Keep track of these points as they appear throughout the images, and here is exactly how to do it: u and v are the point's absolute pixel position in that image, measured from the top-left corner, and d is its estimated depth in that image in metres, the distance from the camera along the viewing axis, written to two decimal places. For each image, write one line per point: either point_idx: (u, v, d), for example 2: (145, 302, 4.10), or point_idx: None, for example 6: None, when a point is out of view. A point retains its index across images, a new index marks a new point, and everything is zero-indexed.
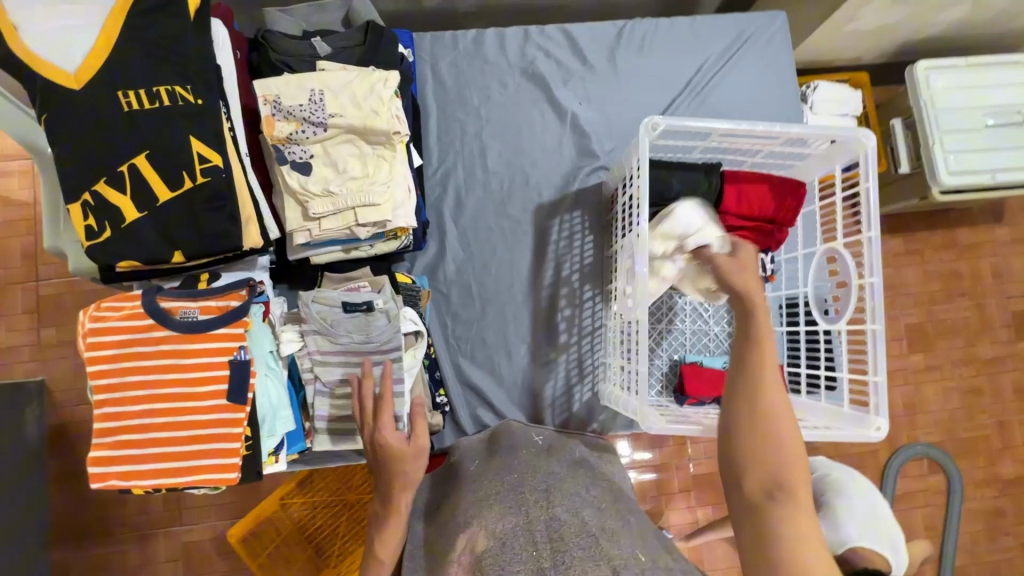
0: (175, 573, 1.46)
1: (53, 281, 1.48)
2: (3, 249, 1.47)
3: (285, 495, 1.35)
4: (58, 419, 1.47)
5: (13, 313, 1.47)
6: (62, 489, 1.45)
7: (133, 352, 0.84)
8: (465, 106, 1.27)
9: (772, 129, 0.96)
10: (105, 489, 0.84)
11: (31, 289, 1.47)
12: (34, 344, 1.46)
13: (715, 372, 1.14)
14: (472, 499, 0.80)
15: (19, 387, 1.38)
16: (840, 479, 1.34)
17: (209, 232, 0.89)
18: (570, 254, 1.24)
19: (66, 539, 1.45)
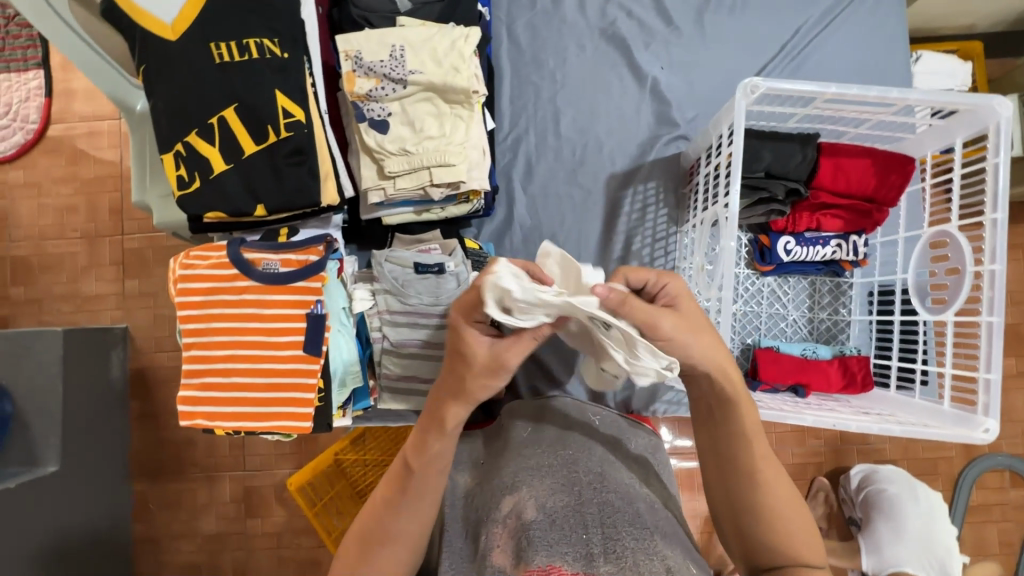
0: (236, 515, 1.54)
1: (136, 235, 1.56)
2: (94, 203, 1.57)
3: (340, 450, 1.38)
4: (138, 364, 1.57)
5: (101, 264, 1.57)
6: (141, 427, 1.57)
7: (218, 300, 0.87)
8: (540, 69, 1.22)
9: (886, 95, 0.86)
10: (192, 427, 0.88)
11: (118, 243, 1.56)
12: (118, 294, 1.56)
13: (793, 358, 1.08)
14: (510, 467, 0.71)
15: (107, 331, 1.49)
16: (899, 501, 1.28)
17: (290, 187, 0.91)
18: (643, 227, 1.19)
19: (144, 474, 1.56)
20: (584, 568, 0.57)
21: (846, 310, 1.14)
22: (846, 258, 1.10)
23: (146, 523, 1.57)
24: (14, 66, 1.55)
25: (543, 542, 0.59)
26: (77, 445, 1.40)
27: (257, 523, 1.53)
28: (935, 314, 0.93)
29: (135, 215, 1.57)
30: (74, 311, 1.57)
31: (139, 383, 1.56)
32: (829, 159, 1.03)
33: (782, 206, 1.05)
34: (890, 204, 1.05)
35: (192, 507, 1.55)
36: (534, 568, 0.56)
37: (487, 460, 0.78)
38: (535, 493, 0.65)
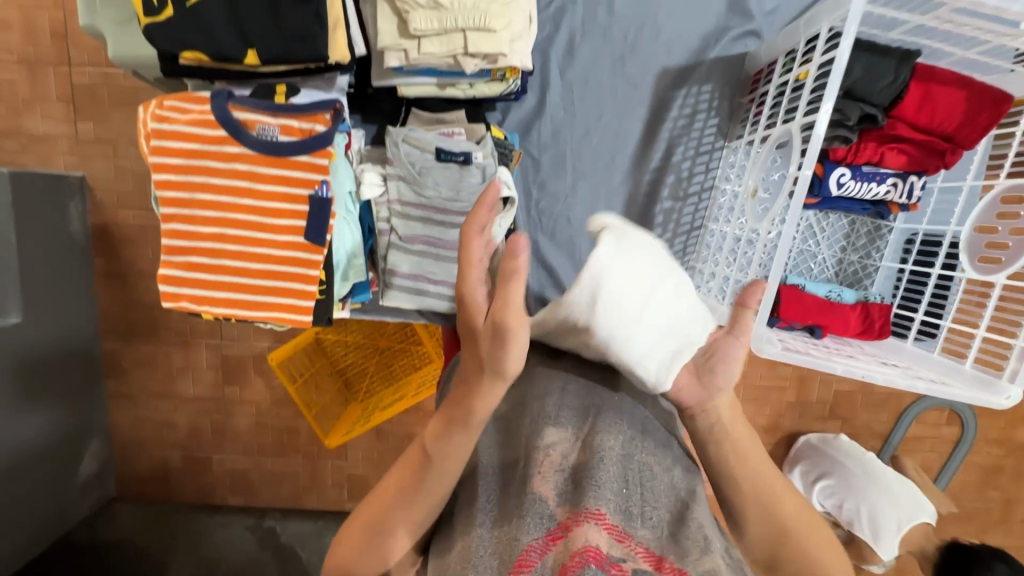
0: (217, 380, 1.50)
1: (87, 67, 1.37)
2: (32, 23, 1.35)
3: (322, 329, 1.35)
4: (102, 219, 1.42)
5: (47, 99, 1.38)
6: (114, 287, 1.47)
7: (201, 168, 0.73)
8: None
9: (1005, 10, 0.72)
10: (176, 310, 0.78)
11: (65, 75, 1.36)
12: (72, 137, 1.39)
13: (818, 299, 1.03)
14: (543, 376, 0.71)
15: (59, 178, 1.33)
16: (849, 478, 1.34)
17: (291, 32, 0.73)
18: (688, 137, 1.07)
19: (116, 333, 1.49)
20: (623, 524, 0.55)
21: (878, 255, 1.09)
22: (897, 200, 1.01)
23: (121, 380, 1.51)
24: None
25: (584, 482, 0.56)
26: (42, 298, 1.31)
27: (234, 391, 1.51)
28: (981, 274, 0.89)
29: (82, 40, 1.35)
30: (18, 149, 1.39)
31: (103, 238, 1.43)
32: (920, 84, 0.90)
33: (850, 132, 0.92)
34: (966, 147, 0.94)
35: (168, 370, 1.50)
36: (583, 511, 0.53)
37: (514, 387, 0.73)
38: (569, 438, 0.62)
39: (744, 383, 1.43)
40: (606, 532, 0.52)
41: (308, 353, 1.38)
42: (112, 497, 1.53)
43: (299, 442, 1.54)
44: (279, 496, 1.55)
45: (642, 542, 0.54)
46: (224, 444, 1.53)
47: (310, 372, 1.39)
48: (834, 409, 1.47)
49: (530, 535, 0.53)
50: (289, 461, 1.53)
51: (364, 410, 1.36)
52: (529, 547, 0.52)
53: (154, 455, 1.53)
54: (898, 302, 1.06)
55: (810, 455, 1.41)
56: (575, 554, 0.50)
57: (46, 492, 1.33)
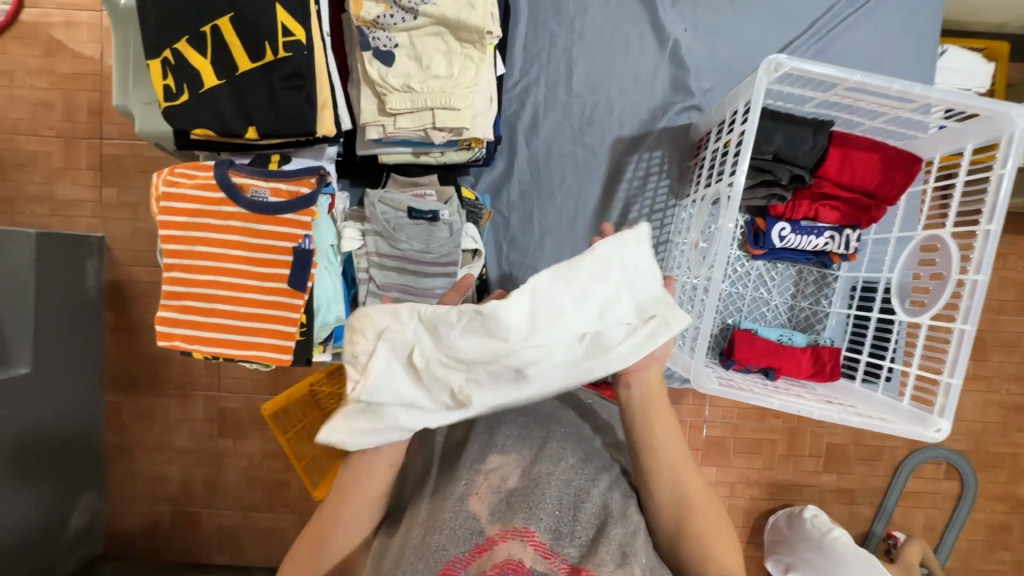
0: (211, 433, 1.59)
1: (115, 141, 1.59)
2: (73, 104, 1.58)
3: (315, 382, 1.41)
4: (116, 276, 1.60)
5: (79, 168, 1.59)
6: (121, 339, 1.61)
7: (201, 224, 0.85)
8: (559, 16, 1.16)
9: (888, 87, 0.84)
10: (169, 348, 0.87)
11: (95, 147, 1.59)
12: (96, 202, 1.60)
13: (770, 343, 1.09)
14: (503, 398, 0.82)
15: (82, 239, 1.50)
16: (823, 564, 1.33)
17: (285, 113, 0.86)
18: (642, 196, 1.18)
19: (119, 386, 1.61)
20: (551, 542, 0.63)
21: (827, 301, 1.16)
22: (837, 251, 1.10)
23: (120, 432, 1.61)
24: None
25: (518, 504, 0.65)
26: (53, 351, 1.43)
27: (227, 444, 1.58)
28: (912, 316, 0.96)
29: (116, 120, 1.58)
30: (48, 214, 1.59)
31: (116, 294, 1.60)
32: (837, 149, 1.02)
33: (783, 191, 1.03)
34: (890, 202, 1.04)
35: (165, 422, 1.60)
36: (509, 529, 0.62)
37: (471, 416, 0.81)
38: (511, 464, 0.71)
39: (732, 437, 1.47)
40: (532, 548, 0.60)
41: (302, 403, 1.45)
42: (98, 554, 1.60)
43: (289, 498, 1.60)
44: (266, 554, 1.60)
45: (567, 559, 0.62)
46: (214, 499, 1.61)
47: (303, 424, 1.44)
48: (827, 465, 1.48)
49: (457, 548, 0.60)
50: (278, 517, 1.59)
51: None
52: (453, 559, 0.60)
53: (145, 510, 1.61)
54: (849, 345, 1.13)
55: (780, 542, 1.42)
56: (496, 566, 0.58)
57: (35, 538, 1.38)
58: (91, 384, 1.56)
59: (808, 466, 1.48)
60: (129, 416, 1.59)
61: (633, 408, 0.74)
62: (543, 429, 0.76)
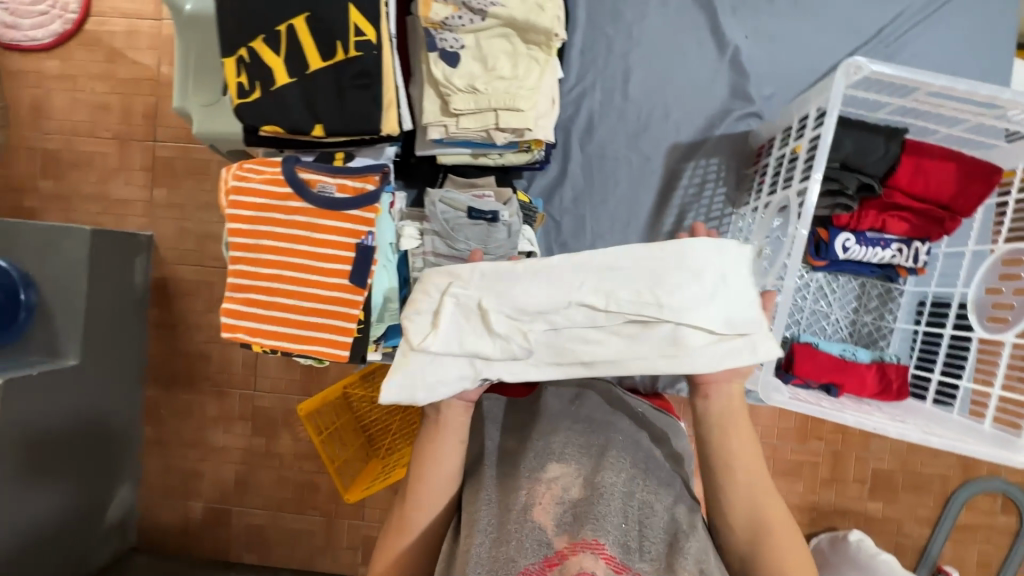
0: (245, 431, 1.61)
1: (167, 144, 1.64)
2: (130, 106, 1.65)
3: (349, 386, 1.41)
4: (161, 274, 1.63)
5: (132, 168, 1.66)
6: (163, 336, 1.64)
7: (268, 218, 0.86)
8: (618, 22, 1.15)
9: (975, 92, 0.81)
10: (232, 340, 0.88)
11: (148, 148, 1.65)
12: (147, 202, 1.65)
13: (832, 358, 1.05)
14: (556, 406, 0.79)
15: (133, 237, 1.55)
16: None
17: (352, 111, 0.87)
18: (698, 204, 1.16)
19: (158, 381, 1.64)
20: (621, 557, 0.61)
21: (891, 316, 1.12)
22: (904, 264, 1.06)
23: (156, 427, 1.64)
24: None
25: (584, 515, 0.63)
26: (101, 345, 1.46)
27: (260, 443, 1.60)
28: (993, 333, 0.91)
29: (169, 123, 1.65)
30: (101, 211, 1.66)
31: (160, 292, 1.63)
32: (910, 157, 0.98)
33: (851, 201, 1.00)
34: (964, 214, 0.99)
35: (201, 418, 1.63)
36: (579, 542, 0.60)
37: (528, 425, 0.78)
38: (571, 474, 0.69)
39: (775, 459, 1.40)
40: (604, 560, 0.59)
41: (333, 409, 1.45)
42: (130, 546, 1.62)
43: (318, 500, 1.60)
44: (293, 556, 1.60)
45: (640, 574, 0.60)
46: (245, 498, 1.62)
47: (334, 428, 1.45)
48: (872, 492, 1.40)
49: (529, 562, 0.60)
50: (306, 519, 1.59)
51: (384, 467, 1.41)
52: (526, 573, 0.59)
53: (176, 506, 1.63)
54: (916, 363, 1.08)
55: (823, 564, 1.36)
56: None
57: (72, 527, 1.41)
58: (134, 378, 1.59)
59: (857, 495, 1.41)
60: (167, 411, 1.62)
61: (710, 419, 0.71)
62: (601, 437, 0.74)
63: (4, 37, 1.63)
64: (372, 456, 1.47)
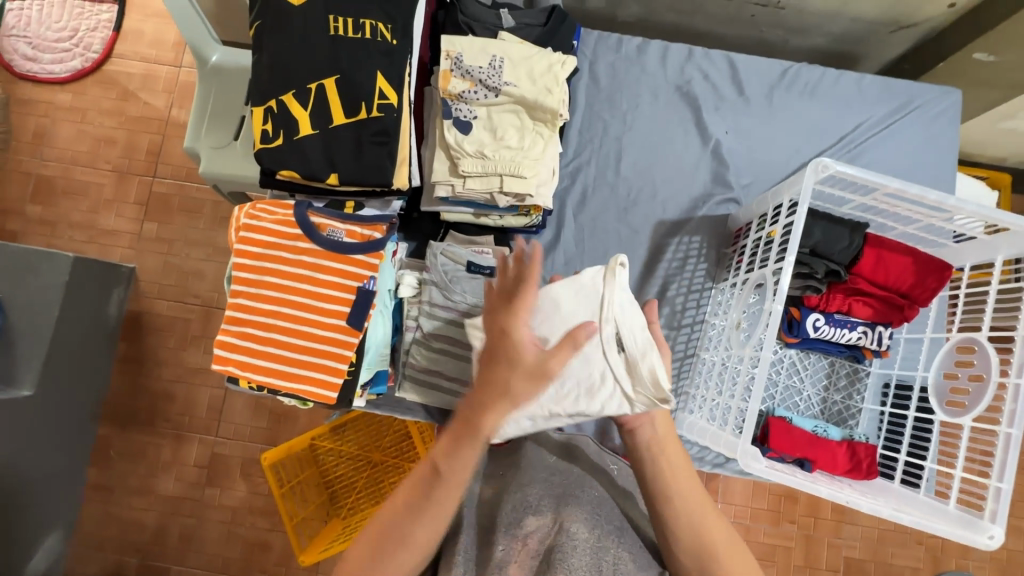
0: (199, 480, 1.56)
1: (167, 180, 1.71)
2: (135, 142, 1.74)
3: (317, 436, 1.40)
4: (137, 307, 1.64)
5: (127, 201, 1.72)
6: (125, 371, 1.62)
7: (274, 255, 0.88)
8: (613, 108, 1.28)
9: (924, 195, 0.92)
10: (221, 373, 0.87)
11: (147, 184, 1.71)
12: (135, 234, 1.70)
13: (805, 433, 1.09)
14: (538, 454, 0.87)
15: (117, 268, 1.55)
16: None
17: (368, 163, 0.93)
18: (680, 276, 1.23)
19: (114, 420, 1.60)
20: None
21: (859, 397, 1.16)
22: (870, 346, 1.13)
23: (102, 471, 1.57)
24: None
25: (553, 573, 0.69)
26: (57, 377, 1.41)
27: (214, 494, 1.55)
28: (951, 416, 0.98)
29: (170, 161, 1.72)
30: (87, 239, 1.70)
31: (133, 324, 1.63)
32: (871, 249, 1.08)
33: (819, 284, 1.08)
34: (921, 304, 1.08)
35: (154, 463, 1.58)
36: None
37: (504, 474, 0.85)
38: (547, 524, 0.76)
39: (747, 540, 1.39)
40: None
41: (299, 460, 1.42)
42: None
43: (265, 561, 1.54)
44: None
45: None
46: (187, 555, 1.55)
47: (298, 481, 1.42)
48: None
49: None
50: None
51: (344, 527, 1.36)
52: None
53: (108, 557, 1.54)
54: (884, 443, 1.12)
55: None
56: None
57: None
58: (89, 414, 1.54)
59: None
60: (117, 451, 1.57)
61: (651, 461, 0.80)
62: (576, 490, 0.80)
63: (21, 68, 1.74)
64: (333, 514, 1.44)
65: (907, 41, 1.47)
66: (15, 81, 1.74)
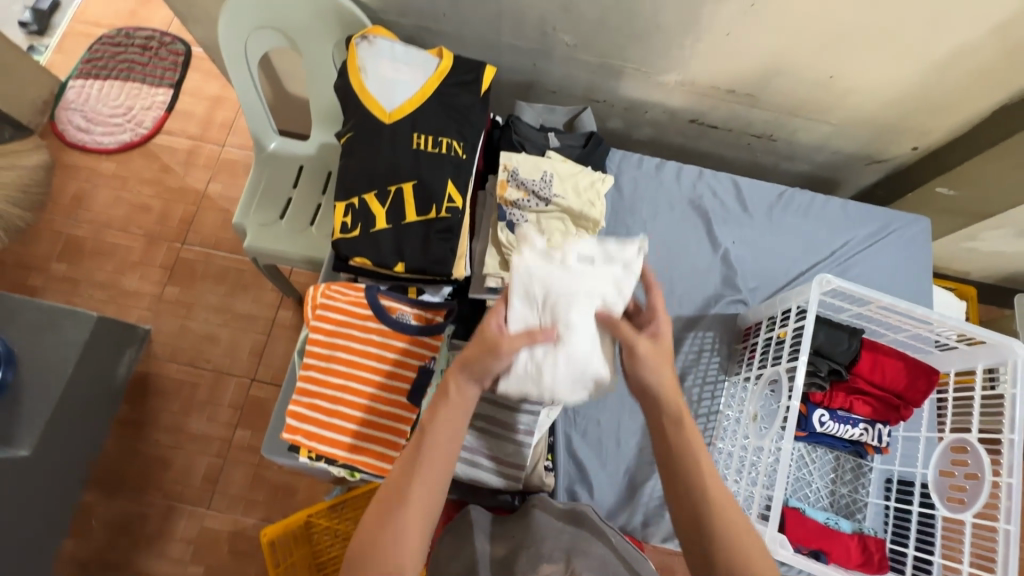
0: (184, 555, 1.61)
1: (195, 247, 1.89)
2: (169, 211, 1.93)
3: (314, 514, 1.43)
4: (146, 368, 1.77)
5: (151, 265, 1.88)
6: (125, 432, 1.71)
7: (347, 333, 0.98)
8: (635, 216, 1.46)
9: (914, 310, 1.07)
10: (290, 442, 0.93)
11: (175, 250, 1.89)
12: (155, 296, 1.84)
13: (818, 524, 1.15)
14: (545, 521, 0.98)
15: (133, 329, 1.70)
16: None
17: (432, 256, 1.05)
18: (696, 368, 1.34)
19: (101, 485, 1.66)
20: None
21: (864, 491, 1.24)
22: (871, 442, 1.23)
23: (81, 541, 1.61)
24: (149, 81, 2.06)
25: None
26: (52, 434, 1.44)
27: (196, 572, 1.59)
28: (953, 512, 1.06)
29: (200, 230, 1.92)
30: (106, 299, 1.83)
31: (139, 387, 1.75)
32: (868, 353, 1.22)
33: (823, 381, 1.20)
34: (915, 404, 1.20)
35: (137, 537, 1.62)
36: None
37: (515, 535, 0.97)
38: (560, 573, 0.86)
39: None
40: None
41: (292, 540, 1.42)
42: None
43: None
44: None
45: None
46: None
47: (291, 564, 1.40)
48: None
49: None
50: None
51: None
52: None
53: None
54: (891, 538, 1.18)
55: None
56: None
57: None
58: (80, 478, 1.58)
59: None
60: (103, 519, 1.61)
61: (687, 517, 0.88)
62: (584, 548, 0.93)
63: (73, 137, 1.98)
64: None
65: (880, 172, 1.72)
66: (65, 147, 1.97)
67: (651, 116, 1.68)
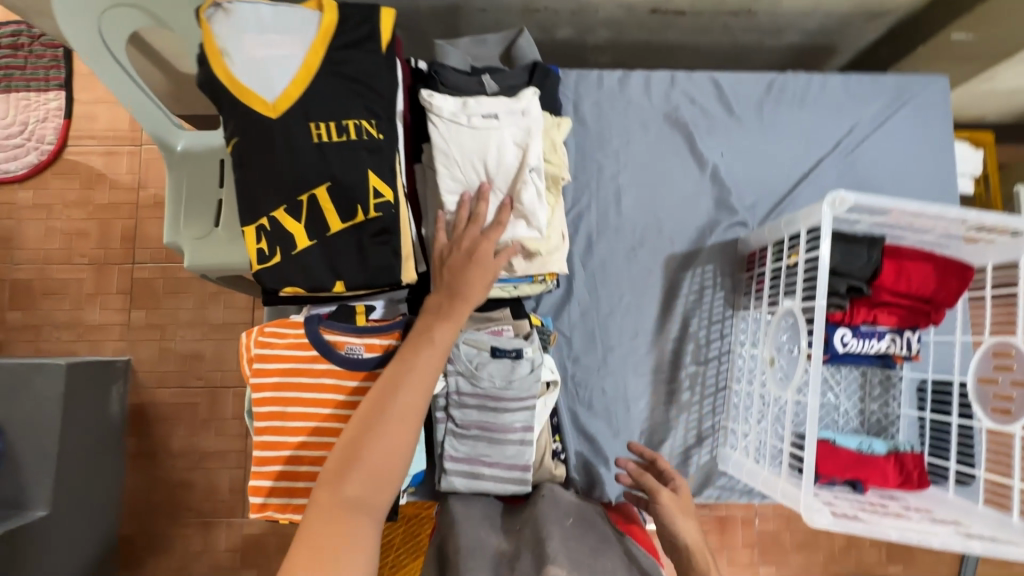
0: (233, 562, 1.59)
1: (149, 265, 1.69)
2: (108, 229, 1.70)
3: None
4: (139, 401, 1.64)
5: (109, 293, 1.69)
6: (137, 466, 1.61)
7: (293, 386, 0.86)
8: (604, 148, 1.24)
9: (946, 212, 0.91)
10: (261, 519, 0.86)
11: (128, 271, 1.68)
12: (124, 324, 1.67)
13: (852, 453, 1.07)
14: (550, 514, 0.90)
15: (112, 363, 1.56)
16: None
17: (374, 266, 0.89)
18: (699, 309, 1.21)
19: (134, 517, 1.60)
20: None
21: (895, 402, 1.16)
22: (900, 352, 1.11)
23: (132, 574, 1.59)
24: (35, 86, 1.70)
25: None
26: (69, 492, 1.40)
27: None
28: (999, 424, 0.97)
29: (149, 243, 1.69)
30: (76, 338, 1.66)
31: (139, 418, 1.63)
32: (891, 261, 1.07)
33: (842, 301, 1.06)
34: (947, 305, 1.08)
35: (184, 554, 1.59)
36: None
37: (522, 528, 0.88)
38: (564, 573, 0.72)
39: None
40: None
41: None
42: None
43: None
44: None
45: None
46: None
47: None
48: None
49: None
50: None
51: None
52: None
53: None
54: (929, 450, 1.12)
55: None
56: None
57: None
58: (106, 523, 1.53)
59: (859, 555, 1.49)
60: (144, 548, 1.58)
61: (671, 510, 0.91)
62: (593, 548, 0.82)
63: None
64: None
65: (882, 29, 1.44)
66: None
67: (604, 15, 1.39)
